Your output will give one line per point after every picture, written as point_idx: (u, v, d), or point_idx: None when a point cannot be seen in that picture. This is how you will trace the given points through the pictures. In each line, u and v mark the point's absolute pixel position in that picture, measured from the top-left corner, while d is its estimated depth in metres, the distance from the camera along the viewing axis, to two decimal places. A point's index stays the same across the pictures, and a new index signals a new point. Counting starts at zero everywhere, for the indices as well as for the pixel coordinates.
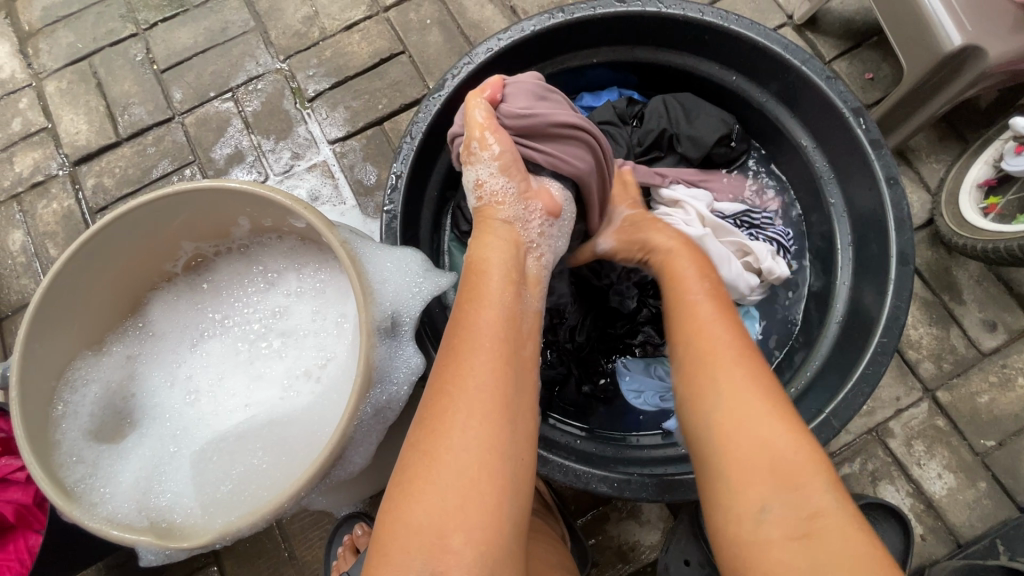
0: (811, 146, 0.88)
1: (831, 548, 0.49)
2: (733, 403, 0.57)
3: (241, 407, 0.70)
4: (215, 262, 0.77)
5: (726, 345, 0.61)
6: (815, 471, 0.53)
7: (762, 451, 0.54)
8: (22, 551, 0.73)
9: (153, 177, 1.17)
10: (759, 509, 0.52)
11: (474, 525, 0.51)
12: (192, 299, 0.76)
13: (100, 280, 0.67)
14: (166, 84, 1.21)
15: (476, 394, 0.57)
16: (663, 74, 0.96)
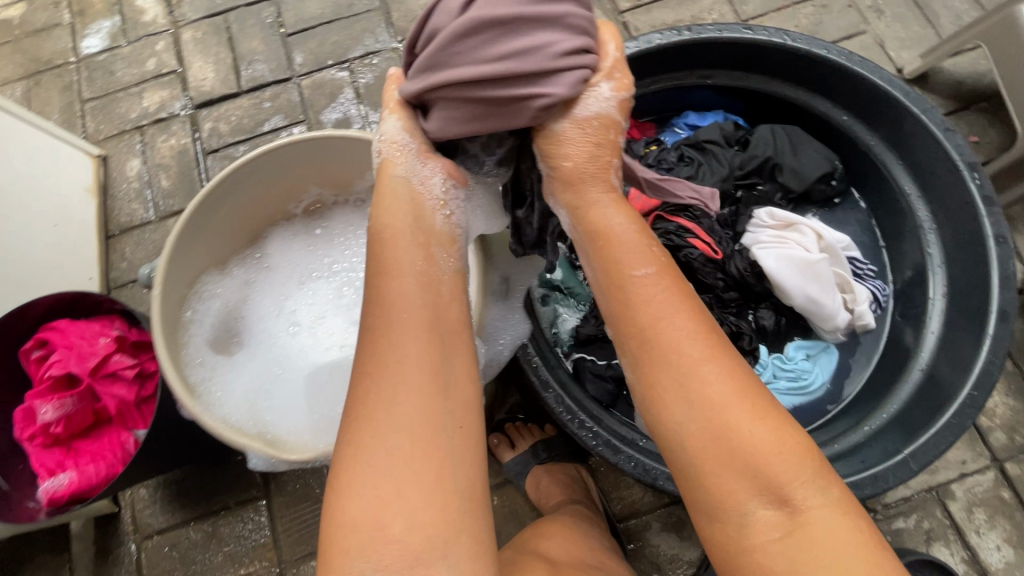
0: (914, 194, 0.88)
1: (822, 543, 0.46)
2: (699, 404, 0.50)
3: (336, 346, 0.75)
4: (330, 210, 0.81)
5: (682, 337, 0.52)
6: (796, 466, 0.48)
7: (733, 450, 0.48)
8: (113, 446, 0.78)
9: (264, 130, 1.24)
10: (742, 512, 0.48)
11: (435, 517, 0.48)
12: (306, 241, 0.81)
13: (237, 205, 0.73)
14: (290, 47, 1.30)
15: (398, 371, 0.51)
16: (773, 104, 0.99)
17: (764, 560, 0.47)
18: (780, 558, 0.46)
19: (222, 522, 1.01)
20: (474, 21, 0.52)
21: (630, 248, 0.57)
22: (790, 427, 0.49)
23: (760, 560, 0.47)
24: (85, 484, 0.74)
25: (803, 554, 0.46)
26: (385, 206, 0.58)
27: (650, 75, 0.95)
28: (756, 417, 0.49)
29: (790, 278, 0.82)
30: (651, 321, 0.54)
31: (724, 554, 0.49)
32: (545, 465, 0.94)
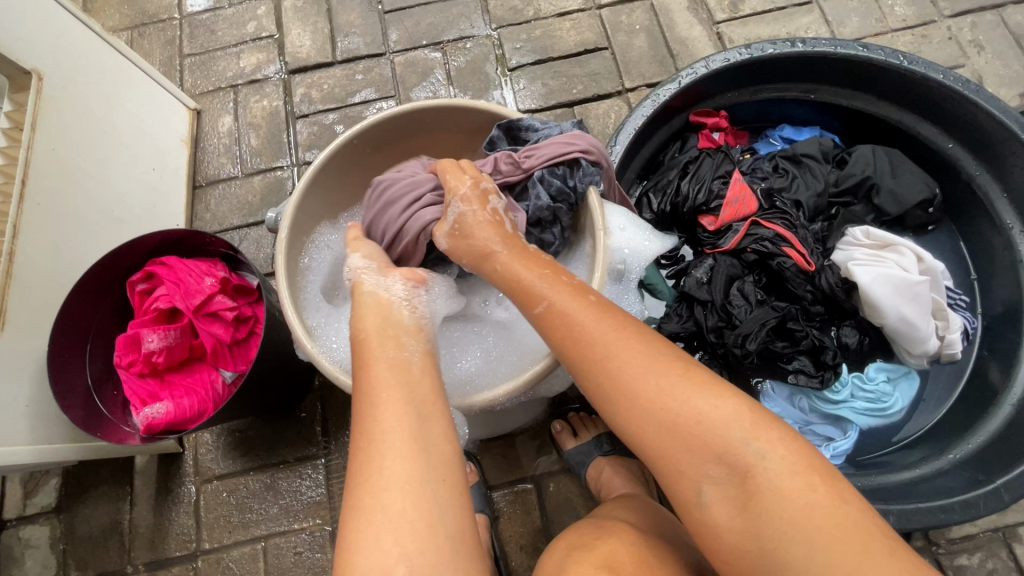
0: (1017, 229, 0.87)
1: (785, 504, 0.47)
2: (626, 406, 0.53)
3: None
4: None
5: (592, 337, 0.56)
6: (737, 432, 0.50)
7: (673, 436, 0.51)
8: (204, 383, 0.80)
9: (354, 101, 1.27)
10: (698, 493, 0.51)
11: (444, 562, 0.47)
12: None
13: (356, 160, 0.75)
14: (387, 24, 1.33)
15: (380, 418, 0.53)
16: (872, 125, 0.99)
17: (737, 545, 0.49)
18: (752, 537, 0.48)
19: (281, 475, 1.01)
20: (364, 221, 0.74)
21: (534, 270, 0.61)
22: (720, 398, 0.52)
23: (728, 541, 0.49)
24: (179, 416, 0.76)
25: (768, 525, 0.47)
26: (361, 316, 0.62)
27: (755, 83, 0.96)
28: (686, 398, 0.52)
29: (886, 296, 0.83)
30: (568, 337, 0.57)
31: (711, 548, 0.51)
32: (607, 456, 0.94)
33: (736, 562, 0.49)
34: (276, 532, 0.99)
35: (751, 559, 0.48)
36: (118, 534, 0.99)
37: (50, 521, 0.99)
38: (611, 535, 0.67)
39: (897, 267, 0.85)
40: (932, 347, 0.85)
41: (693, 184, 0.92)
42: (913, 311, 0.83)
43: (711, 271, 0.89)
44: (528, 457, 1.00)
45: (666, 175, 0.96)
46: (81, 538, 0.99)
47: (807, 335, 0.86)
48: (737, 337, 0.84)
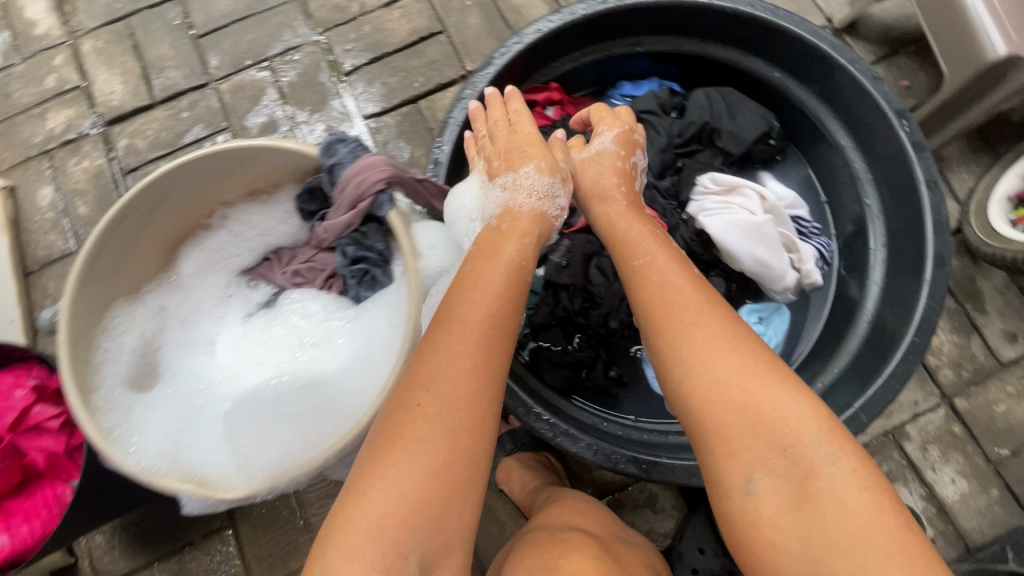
0: (850, 146, 0.88)
1: (836, 513, 0.48)
2: (698, 361, 0.56)
3: (264, 367, 0.68)
4: (242, 218, 0.75)
5: (691, 306, 0.60)
6: (816, 437, 0.51)
7: (742, 412, 0.53)
8: (50, 501, 0.73)
9: (186, 142, 1.17)
10: (747, 480, 0.52)
11: (458, 497, 0.50)
12: (219, 261, 0.76)
13: (149, 229, 0.68)
14: (203, 49, 1.21)
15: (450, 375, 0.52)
16: (705, 67, 0.97)
17: (770, 532, 0.50)
18: (790, 531, 0.49)
19: (188, 557, 0.96)
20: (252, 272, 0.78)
21: (637, 245, 0.69)
22: (803, 395, 0.53)
23: (768, 534, 0.50)
24: (20, 546, 0.70)
25: (813, 529, 0.48)
26: (509, 218, 0.68)
27: (579, 47, 0.92)
28: (769, 387, 0.53)
29: (738, 244, 0.82)
30: (658, 293, 0.63)
31: (737, 528, 0.52)
32: (515, 455, 0.93)
33: (752, 544, 0.51)
34: None
35: (774, 550, 0.49)
36: None
37: None
38: (575, 550, 0.62)
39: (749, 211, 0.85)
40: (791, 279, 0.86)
41: None
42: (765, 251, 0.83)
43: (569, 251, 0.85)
44: None
45: None
46: None
47: None
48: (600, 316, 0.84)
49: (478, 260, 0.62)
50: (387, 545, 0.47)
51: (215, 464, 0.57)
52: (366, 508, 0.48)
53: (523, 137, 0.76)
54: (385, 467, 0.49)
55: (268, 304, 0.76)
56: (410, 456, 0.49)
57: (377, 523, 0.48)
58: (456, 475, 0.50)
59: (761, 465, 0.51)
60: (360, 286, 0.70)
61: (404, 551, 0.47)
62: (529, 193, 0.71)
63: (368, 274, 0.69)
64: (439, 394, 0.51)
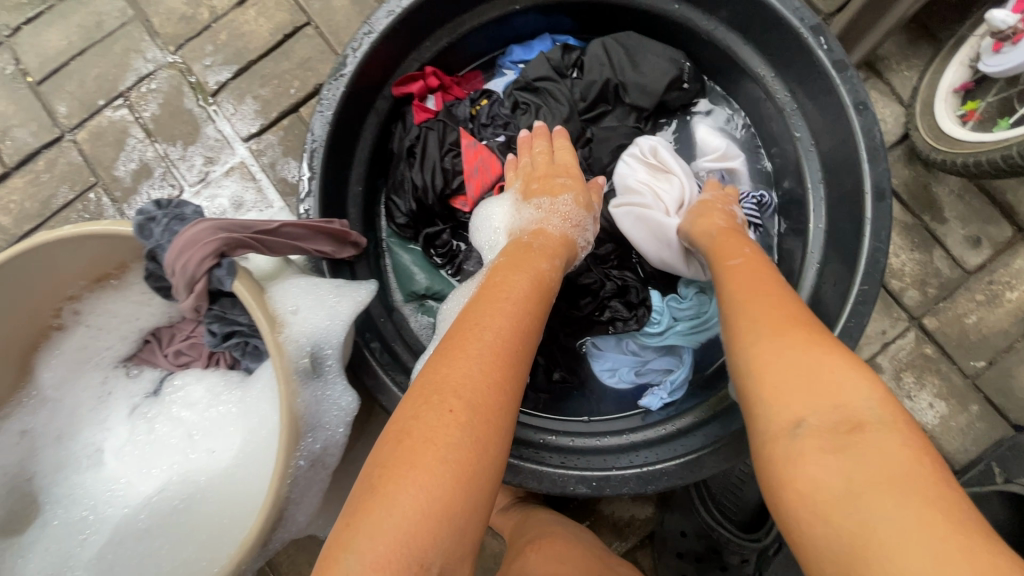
0: (769, 74, 0.78)
1: (888, 462, 0.38)
2: (775, 316, 0.50)
3: (152, 474, 0.61)
4: (95, 308, 0.64)
5: (783, 295, 0.53)
6: (869, 404, 0.41)
7: (805, 367, 0.44)
8: None
9: (55, 208, 1.04)
10: (795, 424, 0.42)
11: (474, 510, 0.42)
12: (82, 358, 0.66)
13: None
14: (47, 98, 1.07)
15: (463, 387, 0.45)
16: (598, 12, 0.85)
17: (817, 473, 0.39)
18: (838, 471, 0.39)
19: None
20: (134, 360, 0.69)
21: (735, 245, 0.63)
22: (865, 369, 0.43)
23: (815, 479, 0.39)
24: None
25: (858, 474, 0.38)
26: (537, 236, 0.68)
27: (447, 20, 0.80)
28: (828, 352, 0.45)
29: (644, 239, 0.77)
30: (731, 272, 0.59)
31: (773, 473, 0.42)
32: None
33: (798, 494, 0.40)
34: None
35: (821, 491, 0.39)
36: None
37: None
38: None
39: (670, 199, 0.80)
40: (697, 277, 0.79)
41: (425, 170, 0.80)
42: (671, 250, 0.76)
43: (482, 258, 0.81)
44: None
45: (397, 169, 0.82)
46: None
47: (601, 281, 0.79)
48: None
49: (508, 274, 0.59)
50: (401, 553, 0.38)
51: None
52: (383, 512, 0.40)
53: (563, 162, 0.76)
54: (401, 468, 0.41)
55: (154, 394, 0.68)
56: (441, 459, 0.41)
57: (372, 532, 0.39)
58: (471, 490, 0.42)
59: (809, 407, 0.42)
60: (246, 357, 0.62)
61: (425, 557, 0.39)
62: (561, 221, 0.71)
63: (248, 344, 0.61)
64: (462, 393, 0.45)
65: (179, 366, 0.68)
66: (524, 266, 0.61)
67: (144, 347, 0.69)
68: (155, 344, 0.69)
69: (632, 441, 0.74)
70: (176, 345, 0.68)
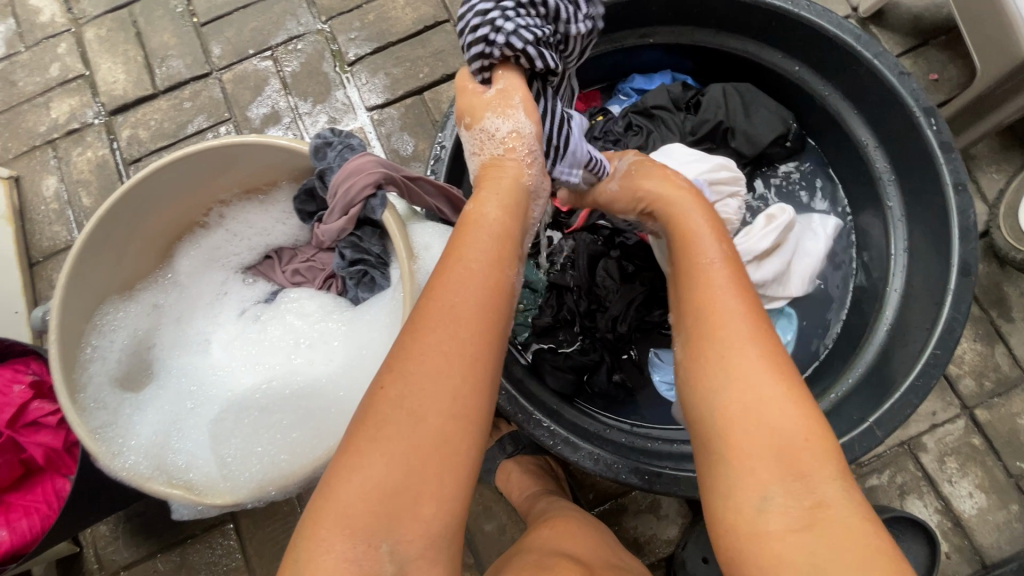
0: (872, 145, 0.83)
1: (848, 542, 0.41)
2: (746, 381, 0.47)
3: (257, 368, 0.67)
4: (234, 216, 0.73)
5: (749, 335, 0.49)
6: (826, 461, 0.44)
7: (772, 435, 0.45)
8: (49, 494, 0.73)
9: (187, 133, 1.15)
10: (761, 496, 0.44)
11: (432, 492, 0.42)
12: (214, 257, 0.74)
13: (145, 226, 0.66)
14: (206, 38, 1.19)
15: (419, 384, 0.43)
16: (721, 60, 0.92)
17: (780, 548, 0.42)
18: (796, 545, 0.42)
19: (190, 550, 0.97)
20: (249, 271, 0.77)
21: (703, 250, 0.55)
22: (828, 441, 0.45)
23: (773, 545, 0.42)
24: (19, 540, 0.70)
25: (817, 555, 0.41)
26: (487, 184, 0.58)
27: None
28: (800, 414, 0.46)
29: None
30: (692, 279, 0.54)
31: (738, 541, 0.44)
32: (514, 458, 0.92)
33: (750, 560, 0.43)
34: None
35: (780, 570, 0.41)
36: None
37: None
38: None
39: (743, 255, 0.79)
40: None
41: None
42: None
43: (574, 251, 0.85)
44: None
45: None
46: None
47: None
48: (607, 320, 0.82)
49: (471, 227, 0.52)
50: (353, 531, 0.41)
51: (197, 469, 0.57)
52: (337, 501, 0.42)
53: (461, 103, 0.62)
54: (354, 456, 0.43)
55: (266, 300, 0.75)
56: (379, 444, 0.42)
57: (344, 516, 0.42)
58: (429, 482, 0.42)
59: (776, 483, 0.44)
60: (358, 287, 0.69)
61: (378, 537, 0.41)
62: (511, 133, 0.59)
63: (366, 275, 0.68)
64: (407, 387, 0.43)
65: (292, 283, 0.75)
66: (468, 224, 0.53)
67: (263, 263, 0.77)
68: (274, 260, 0.76)
69: (682, 451, 0.75)
70: (297, 264, 0.75)
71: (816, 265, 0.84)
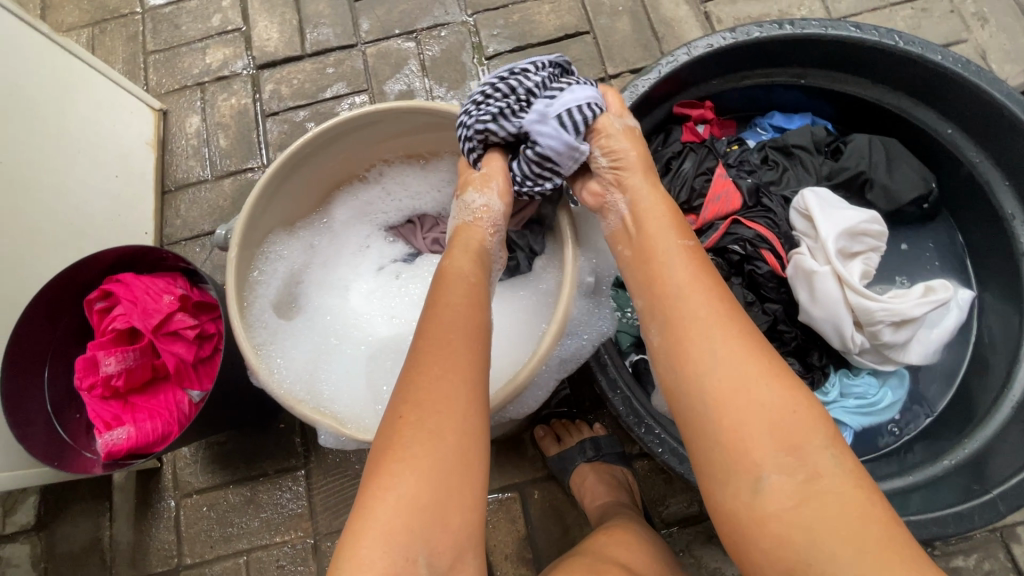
0: (1020, 219, 0.82)
1: (841, 506, 0.46)
2: (722, 362, 0.53)
3: (395, 321, 0.72)
4: (393, 175, 0.77)
5: (711, 313, 0.56)
6: (801, 423, 0.50)
7: (756, 409, 0.50)
8: (170, 403, 0.77)
9: (325, 96, 1.21)
10: (758, 478, 0.49)
11: (455, 507, 0.48)
12: (366, 210, 0.78)
13: (322, 168, 0.71)
14: (357, 13, 1.26)
15: (426, 412, 0.51)
16: (867, 112, 0.93)
17: (781, 528, 0.47)
18: (796, 523, 0.47)
19: (261, 488, 1.00)
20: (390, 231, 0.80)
21: (660, 238, 0.62)
22: (807, 402, 0.51)
23: (774, 527, 0.47)
24: (143, 439, 0.74)
25: (813, 524, 0.46)
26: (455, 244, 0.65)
27: (740, 70, 0.90)
28: (778, 383, 0.52)
29: (832, 289, 0.76)
30: (655, 266, 0.61)
31: (744, 527, 0.49)
32: (591, 463, 0.91)
33: (755, 544, 0.48)
34: (259, 545, 0.98)
35: (787, 548, 0.47)
36: (100, 551, 0.98)
37: (30, 539, 0.99)
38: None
39: (894, 314, 0.76)
40: (837, 342, 0.78)
41: (675, 181, 0.88)
42: (838, 322, 0.76)
43: None
44: (508, 464, 0.97)
45: None
46: (61, 556, 0.98)
47: (796, 334, 0.83)
48: None
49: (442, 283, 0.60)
50: (391, 551, 0.46)
51: (342, 404, 0.60)
52: (369, 531, 0.47)
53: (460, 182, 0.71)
54: (379, 484, 0.48)
55: (404, 260, 0.78)
56: (397, 469, 0.48)
57: (383, 538, 0.46)
58: (452, 493, 0.48)
59: (769, 461, 0.49)
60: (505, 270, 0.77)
61: (412, 554, 0.46)
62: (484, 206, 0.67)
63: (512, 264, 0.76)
64: (412, 420, 0.50)
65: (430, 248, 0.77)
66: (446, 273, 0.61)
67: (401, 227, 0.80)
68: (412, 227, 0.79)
69: None
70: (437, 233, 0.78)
71: (945, 339, 0.81)
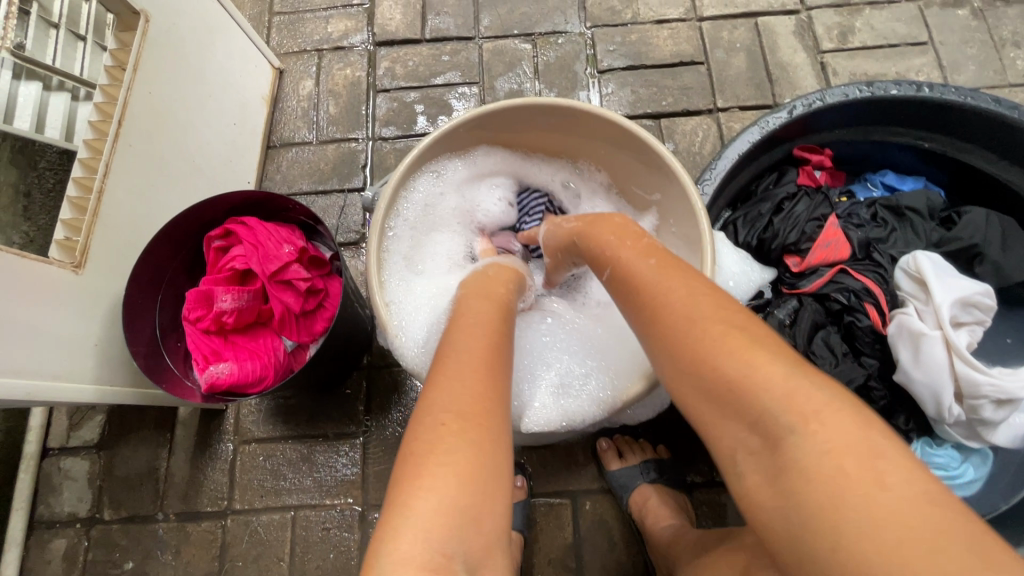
0: None
1: (816, 485, 0.40)
2: (678, 350, 0.49)
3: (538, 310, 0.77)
4: None
5: (666, 302, 0.52)
6: (775, 398, 0.43)
7: (722, 390, 0.46)
8: (267, 348, 0.80)
9: (436, 82, 1.25)
10: (733, 463, 0.46)
11: (491, 506, 0.44)
12: None
13: (499, 137, 0.81)
14: (480, 8, 1.29)
15: (462, 397, 0.48)
16: (986, 185, 0.93)
17: (767, 518, 0.43)
18: (777, 513, 0.42)
19: (318, 448, 1.01)
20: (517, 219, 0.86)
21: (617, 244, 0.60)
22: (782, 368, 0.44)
23: (758, 515, 0.44)
24: (242, 378, 0.76)
25: (791, 510, 0.41)
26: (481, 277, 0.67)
27: (865, 124, 0.91)
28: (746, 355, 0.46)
29: (939, 355, 0.76)
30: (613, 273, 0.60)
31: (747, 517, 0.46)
32: (654, 483, 0.90)
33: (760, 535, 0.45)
34: (308, 504, 0.99)
35: (775, 540, 0.43)
36: (155, 479, 1.00)
37: (90, 456, 1.01)
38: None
39: (998, 390, 0.75)
40: (933, 408, 0.78)
41: (786, 222, 0.89)
42: (940, 389, 0.76)
43: (796, 313, 0.86)
44: (564, 470, 0.98)
45: (756, 206, 0.93)
46: (118, 478, 1.00)
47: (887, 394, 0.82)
48: None
49: (474, 300, 0.62)
50: (435, 543, 0.40)
51: None
52: (408, 522, 0.41)
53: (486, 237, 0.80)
54: (419, 480, 0.43)
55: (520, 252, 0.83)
56: (443, 462, 0.44)
57: (424, 531, 0.41)
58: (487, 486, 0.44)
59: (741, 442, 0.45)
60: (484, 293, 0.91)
61: (448, 551, 0.40)
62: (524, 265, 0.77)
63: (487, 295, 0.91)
64: (454, 404, 0.47)
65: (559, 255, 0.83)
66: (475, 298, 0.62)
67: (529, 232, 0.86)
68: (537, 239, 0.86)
69: None
70: None
71: None
